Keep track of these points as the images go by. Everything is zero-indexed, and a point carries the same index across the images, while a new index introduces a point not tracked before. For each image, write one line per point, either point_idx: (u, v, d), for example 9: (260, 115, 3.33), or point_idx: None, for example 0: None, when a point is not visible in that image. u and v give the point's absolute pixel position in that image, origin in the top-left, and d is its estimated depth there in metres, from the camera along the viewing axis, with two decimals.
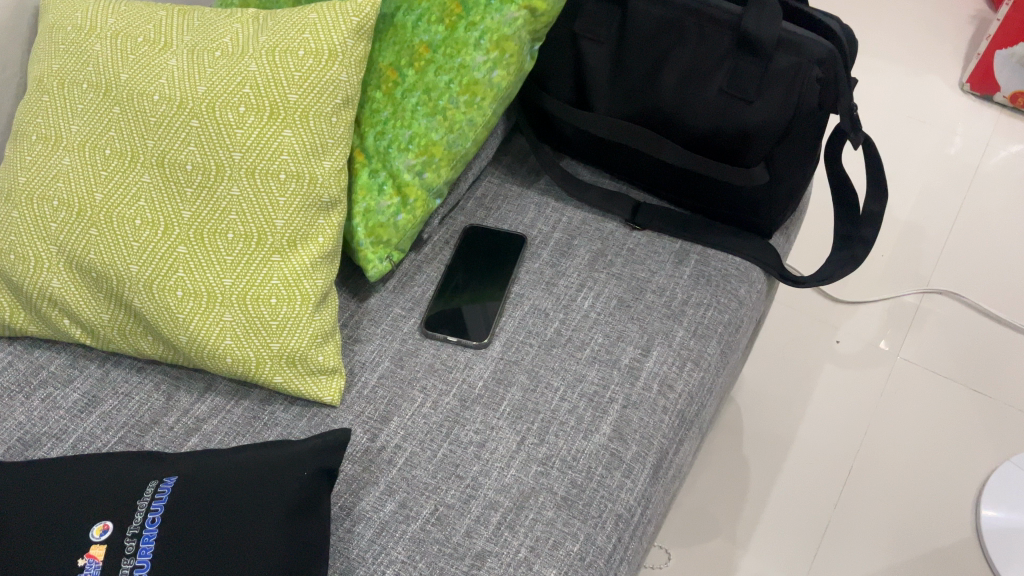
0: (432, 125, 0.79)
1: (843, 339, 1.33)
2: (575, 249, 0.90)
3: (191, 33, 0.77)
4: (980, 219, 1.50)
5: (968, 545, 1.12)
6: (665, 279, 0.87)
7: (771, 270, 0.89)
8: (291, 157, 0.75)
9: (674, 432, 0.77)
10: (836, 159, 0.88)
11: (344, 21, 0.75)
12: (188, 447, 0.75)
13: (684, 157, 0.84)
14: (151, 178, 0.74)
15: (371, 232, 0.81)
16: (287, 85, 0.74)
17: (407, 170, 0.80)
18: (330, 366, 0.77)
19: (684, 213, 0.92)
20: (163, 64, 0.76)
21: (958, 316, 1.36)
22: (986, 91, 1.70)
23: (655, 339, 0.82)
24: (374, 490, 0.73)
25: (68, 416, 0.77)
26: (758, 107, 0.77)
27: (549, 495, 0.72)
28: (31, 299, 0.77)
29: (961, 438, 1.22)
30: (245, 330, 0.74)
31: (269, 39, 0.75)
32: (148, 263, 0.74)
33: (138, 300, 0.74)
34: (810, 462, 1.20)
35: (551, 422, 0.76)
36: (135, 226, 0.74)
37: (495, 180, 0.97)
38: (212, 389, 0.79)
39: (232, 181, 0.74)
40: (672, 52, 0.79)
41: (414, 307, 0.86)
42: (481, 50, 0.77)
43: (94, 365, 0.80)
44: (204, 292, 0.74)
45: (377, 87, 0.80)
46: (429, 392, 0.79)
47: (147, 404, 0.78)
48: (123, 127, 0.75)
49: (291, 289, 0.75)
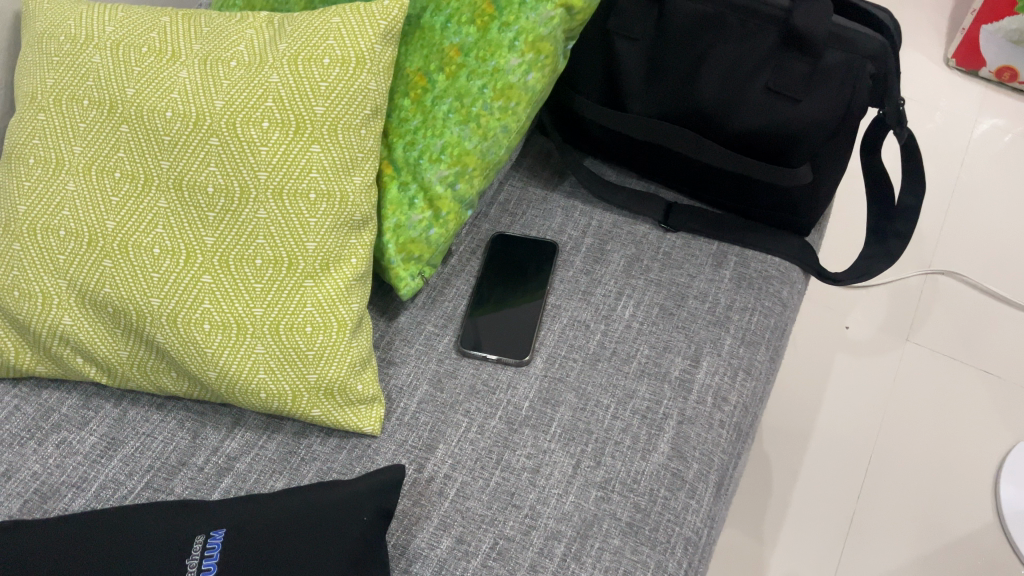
0: (465, 133, 0.75)
1: (852, 325, 1.33)
2: (609, 255, 0.86)
3: (201, 41, 0.71)
4: (975, 197, 1.50)
5: (990, 529, 1.12)
6: (706, 284, 0.84)
7: (810, 269, 0.87)
8: (321, 175, 0.70)
9: (732, 446, 0.75)
10: (874, 154, 0.85)
11: (371, 25, 0.69)
12: (222, 489, 0.70)
13: (724, 158, 0.80)
14: (168, 202, 0.69)
15: (402, 248, 0.77)
16: (313, 97, 0.69)
17: (439, 182, 0.75)
18: (369, 395, 0.73)
19: (717, 213, 0.89)
20: (173, 77, 0.69)
21: (961, 297, 1.36)
22: (972, 66, 1.69)
23: (703, 349, 0.79)
24: (428, 525, 0.69)
25: (87, 462, 0.71)
26: (807, 107, 0.73)
27: (614, 521, 0.69)
28: (39, 338, 0.71)
29: (974, 420, 1.22)
30: (280, 363, 0.69)
31: (290, 46, 0.70)
32: (171, 296, 0.68)
33: (161, 336, 0.68)
34: (829, 453, 1.20)
35: (605, 442, 0.73)
36: (153, 256, 0.68)
37: (517, 183, 0.92)
38: (240, 423, 0.74)
39: (259, 204, 0.69)
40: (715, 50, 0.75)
41: (447, 324, 0.81)
42: (517, 52, 0.73)
43: (111, 405, 0.74)
44: (234, 324, 0.68)
45: (405, 94, 0.74)
46: (474, 416, 0.75)
47: (172, 444, 0.73)
48: (133, 148, 0.69)
49: (327, 316, 0.70)
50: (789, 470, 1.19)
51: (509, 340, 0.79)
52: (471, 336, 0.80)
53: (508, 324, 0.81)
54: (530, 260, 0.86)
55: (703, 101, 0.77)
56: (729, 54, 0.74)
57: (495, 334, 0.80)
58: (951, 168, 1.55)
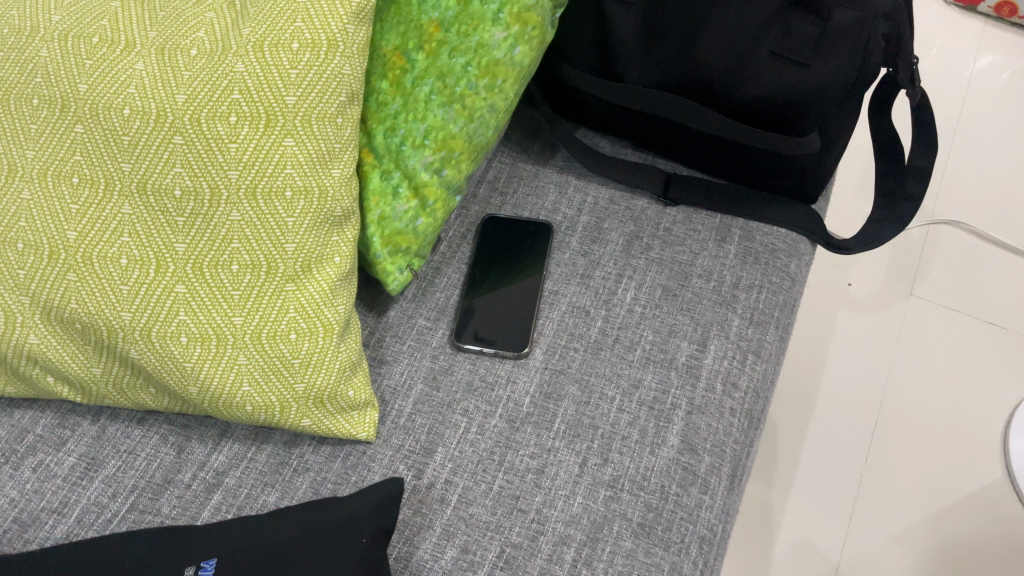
0: (450, 115, 0.69)
1: (855, 282, 1.29)
2: (607, 234, 0.82)
3: (157, 28, 0.65)
4: (977, 139, 1.45)
5: (1001, 486, 1.10)
6: (710, 262, 0.79)
7: (818, 239, 0.83)
8: (296, 170, 0.64)
9: (744, 434, 0.71)
10: (884, 114, 0.80)
11: (342, 3, 0.64)
12: (212, 506, 0.67)
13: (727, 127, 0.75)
14: (133, 208, 0.63)
15: (389, 240, 0.72)
16: (283, 86, 0.63)
17: (424, 169, 0.70)
18: (361, 400, 0.69)
19: (719, 183, 0.84)
20: (129, 70, 0.63)
21: (965, 246, 1.32)
22: (970, 1, 1.62)
23: (710, 332, 0.75)
24: (431, 536, 0.66)
25: (67, 486, 0.67)
26: (815, 71, 0.69)
27: (625, 522, 0.66)
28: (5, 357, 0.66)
29: (982, 374, 1.19)
30: (265, 373, 0.65)
31: (255, 31, 0.64)
32: (143, 309, 0.63)
33: (135, 352, 0.64)
34: (835, 415, 1.17)
35: (612, 437, 0.70)
36: (121, 267, 0.63)
37: (505, 160, 0.87)
38: (228, 434, 0.70)
39: (231, 205, 0.64)
40: (715, 12, 0.69)
41: (440, 316, 0.77)
42: (501, 25, 0.67)
43: (88, 422, 0.70)
44: (213, 336, 0.64)
45: (383, 75, 0.69)
46: (473, 415, 0.71)
47: (156, 461, 0.69)
48: (90, 150, 0.64)
49: (311, 321, 0.66)
50: (795, 435, 1.16)
51: (499, 328, 0.76)
52: (462, 321, 0.76)
53: (499, 309, 0.77)
54: (530, 244, 0.81)
55: (703, 69, 0.72)
56: (730, 17, 0.69)
57: (487, 320, 0.76)
58: (951, 110, 1.50)
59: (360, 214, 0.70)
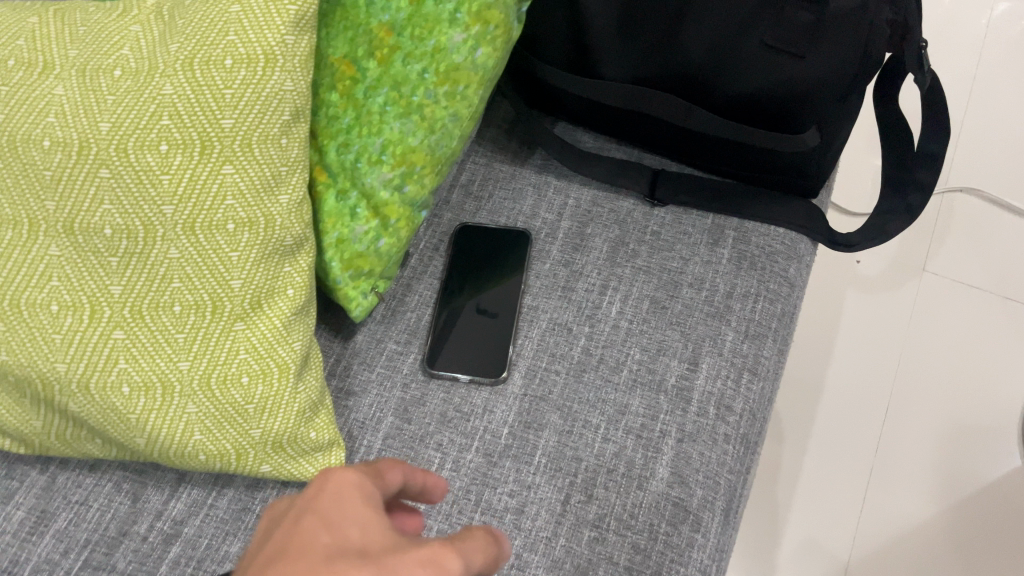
0: (408, 127, 0.63)
1: (864, 259, 1.22)
2: (590, 240, 0.76)
3: (77, 45, 0.59)
4: (998, 88, 1.34)
5: (1017, 475, 1.06)
6: (702, 269, 0.73)
7: (819, 238, 0.76)
8: (238, 201, 0.59)
9: (740, 462, 0.66)
10: (891, 99, 0.73)
11: (279, 12, 0.57)
12: (170, 560, 0.63)
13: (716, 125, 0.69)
14: (61, 250, 0.58)
15: (349, 264, 0.66)
16: (218, 108, 0.57)
17: (383, 186, 0.64)
18: (324, 441, 0.64)
19: (711, 180, 0.78)
20: (48, 96, 0.57)
21: (982, 216, 1.24)
22: None
23: (702, 349, 0.69)
24: None
25: (16, 542, 0.63)
26: (810, 64, 0.62)
27: (611, 566, 0.61)
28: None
29: (999, 356, 1.13)
30: (216, 421, 0.61)
31: (183, 47, 0.57)
32: (79, 360, 0.58)
33: (74, 404, 0.59)
34: (843, 405, 1.12)
35: (597, 471, 0.65)
36: (52, 314, 0.58)
37: (479, 160, 0.80)
38: (186, 479, 0.66)
39: (168, 242, 0.58)
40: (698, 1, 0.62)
41: (411, 339, 0.72)
42: (459, 26, 0.60)
43: (37, 471, 0.66)
44: (158, 384, 0.59)
45: (332, 86, 0.62)
46: (447, 449, 0.66)
47: (110, 512, 0.65)
48: (10, 186, 0.58)
49: (264, 362, 0.61)
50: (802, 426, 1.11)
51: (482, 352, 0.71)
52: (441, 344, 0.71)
53: (483, 330, 0.72)
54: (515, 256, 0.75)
55: (687, 63, 0.65)
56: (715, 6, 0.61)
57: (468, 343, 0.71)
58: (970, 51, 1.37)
59: (314, 239, 0.64)
